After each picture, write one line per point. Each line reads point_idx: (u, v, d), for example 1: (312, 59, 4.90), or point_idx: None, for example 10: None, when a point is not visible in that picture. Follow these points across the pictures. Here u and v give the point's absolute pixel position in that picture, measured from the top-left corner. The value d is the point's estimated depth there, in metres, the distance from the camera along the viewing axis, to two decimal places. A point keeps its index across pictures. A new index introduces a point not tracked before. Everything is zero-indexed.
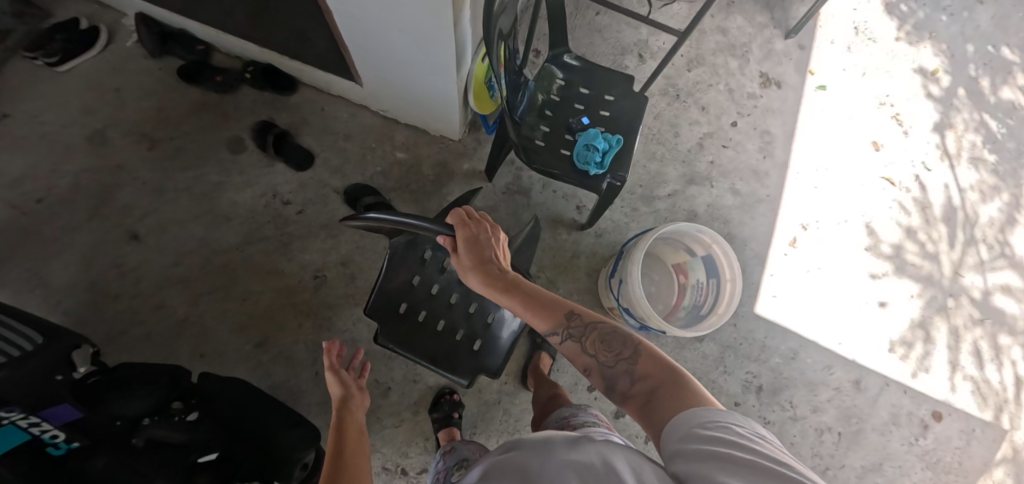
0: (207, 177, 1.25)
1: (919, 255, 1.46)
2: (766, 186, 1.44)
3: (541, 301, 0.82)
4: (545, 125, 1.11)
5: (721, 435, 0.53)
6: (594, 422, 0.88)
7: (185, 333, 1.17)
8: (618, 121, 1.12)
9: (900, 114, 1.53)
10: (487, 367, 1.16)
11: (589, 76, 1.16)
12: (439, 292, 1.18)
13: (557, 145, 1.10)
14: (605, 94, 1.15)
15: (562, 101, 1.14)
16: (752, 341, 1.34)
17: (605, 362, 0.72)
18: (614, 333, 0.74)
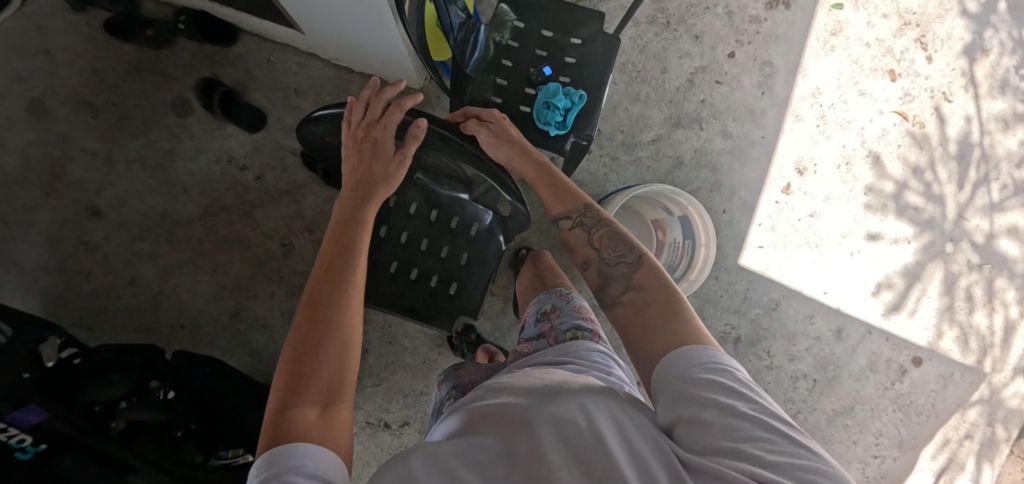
0: (158, 145, 1.20)
1: (923, 197, 1.37)
2: (761, 127, 1.32)
3: (564, 189, 0.91)
4: (502, 78, 0.98)
5: (720, 383, 0.58)
6: (578, 331, 0.85)
7: (163, 305, 1.20)
8: (585, 70, 0.99)
9: (926, 36, 1.37)
10: (468, 309, 1.10)
11: (552, 14, 0.99)
12: (409, 241, 1.08)
13: (515, 101, 0.98)
14: (571, 36, 1.00)
15: (519, 47, 0.99)
16: (734, 293, 1.31)
17: (607, 258, 0.84)
18: (624, 238, 0.85)
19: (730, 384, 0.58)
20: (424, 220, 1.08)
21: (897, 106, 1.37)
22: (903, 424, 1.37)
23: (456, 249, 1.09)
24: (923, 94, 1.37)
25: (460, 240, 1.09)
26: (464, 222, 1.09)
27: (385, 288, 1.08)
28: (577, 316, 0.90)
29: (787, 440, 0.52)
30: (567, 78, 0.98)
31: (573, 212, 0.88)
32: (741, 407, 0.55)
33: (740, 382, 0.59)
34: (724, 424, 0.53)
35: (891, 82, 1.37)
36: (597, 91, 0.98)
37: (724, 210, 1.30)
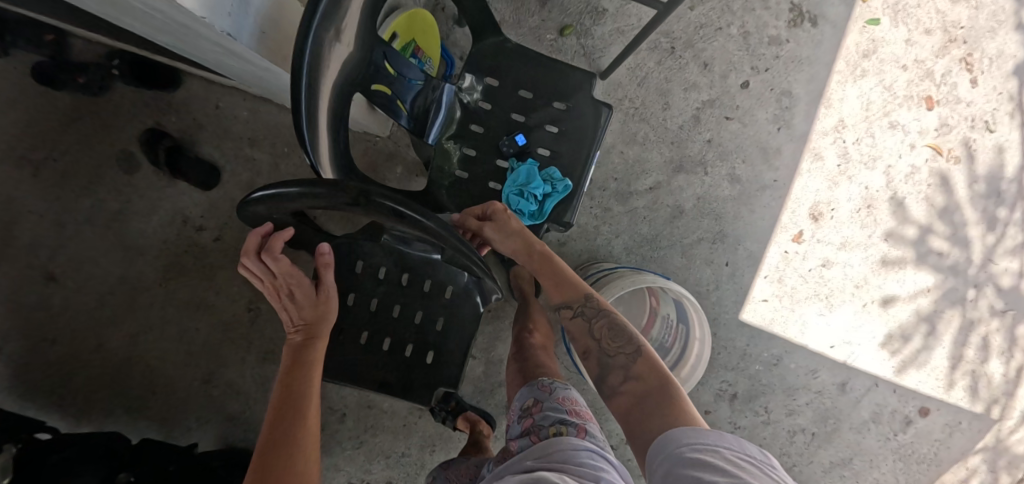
0: (107, 204, 1.10)
1: (947, 241, 1.25)
2: (774, 168, 1.17)
3: (564, 279, 0.80)
4: (469, 149, 0.79)
5: (704, 459, 0.52)
6: (562, 425, 0.73)
7: (130, 372, 1.14)
8: (569, 142, 0.79)
9: (972, 56, 1.21)
10: (447, 381, 0.84)
11: (531, 68, 0.77)
12: (380, 308, 0.84)
13: (483, 177, 0.80)
14: (555, 97, 0.78)
15: (492, 111, 0.78)
16: (733, 349, 1.24)
17: (607, 350, 0.72)
18: (625, 327, 0.75)
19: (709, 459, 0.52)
20: (394, 284, 0.85)
21: (930, 139, 1.22)
22: (902, 473, 1.33)
23: (433, 313, 0.85)
24: (962, 124, 1.22)
25: (437, 303, 0.85)
26: (439, 283, 0.85)
27: (350, 366, 0.82)
28: (563, 408, 0.78)
29: None
30: (546, 150, 0.79)
31: (574, 302, 0.78)
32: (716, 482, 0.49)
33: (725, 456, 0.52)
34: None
35: (928, 111, 1.21)
36: (582, 170, 0.79)
37: (727, 263, 1.19)
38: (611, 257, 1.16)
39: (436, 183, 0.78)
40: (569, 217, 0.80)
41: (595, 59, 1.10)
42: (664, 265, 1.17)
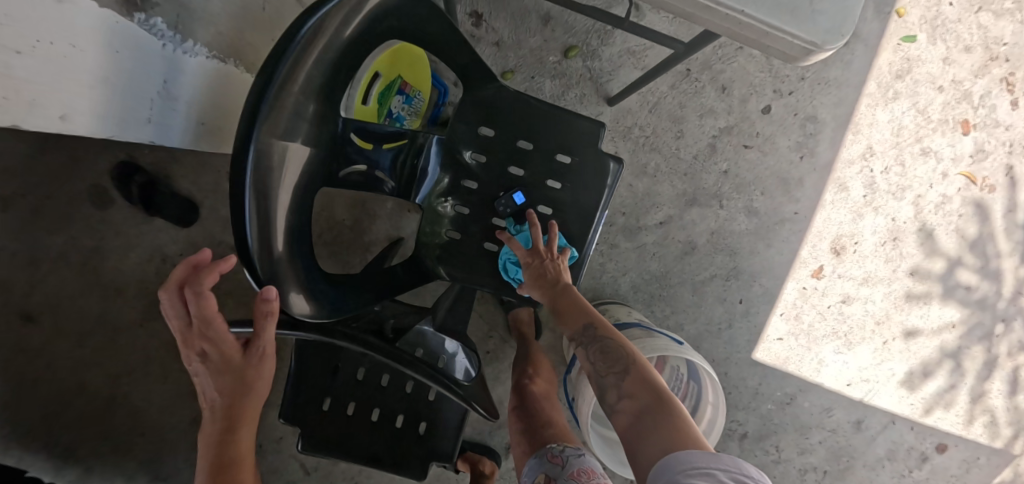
0: (80, 242, 1.02)
1: (977, 275, 1.16)
2: (794, 200, 1.08)
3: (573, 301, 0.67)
4: (461, 207, 0.71)
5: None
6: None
7: (113, 415, 1.08)
8: (574, 199, 0.70)
9: (1015, 76, 1.10)
10: (441, 454, 0.79)
11: (530, 117, 0.67)
12: (368, 376, 0.79)
13: (477, 237, 0.72)
14: (558, 149, 0.69)
15: (487, 164, 0.69)
16: (744, 389, 1.17)
17: (602, 375, 0.63)
18: (620, 345, 0.64)
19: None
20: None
21: (965, 166, 1.12)
22: None
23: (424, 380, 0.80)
24: (1000, 149, 1.12)
25: None
26: None
27: (338, 441, 0.77)
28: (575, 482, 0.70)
29: None
30: (548, 207, 0.71)
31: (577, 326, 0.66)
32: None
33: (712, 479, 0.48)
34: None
35: (964, 135, 1.11)
36: (587, 230, 0.71)
37: (742, 300, 1.12)
38: (617, 295, 1.09)
39: (423, 248, 0.70)
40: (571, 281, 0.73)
41: (604, 83, 0.99)
42: (673, 303, 1.10)
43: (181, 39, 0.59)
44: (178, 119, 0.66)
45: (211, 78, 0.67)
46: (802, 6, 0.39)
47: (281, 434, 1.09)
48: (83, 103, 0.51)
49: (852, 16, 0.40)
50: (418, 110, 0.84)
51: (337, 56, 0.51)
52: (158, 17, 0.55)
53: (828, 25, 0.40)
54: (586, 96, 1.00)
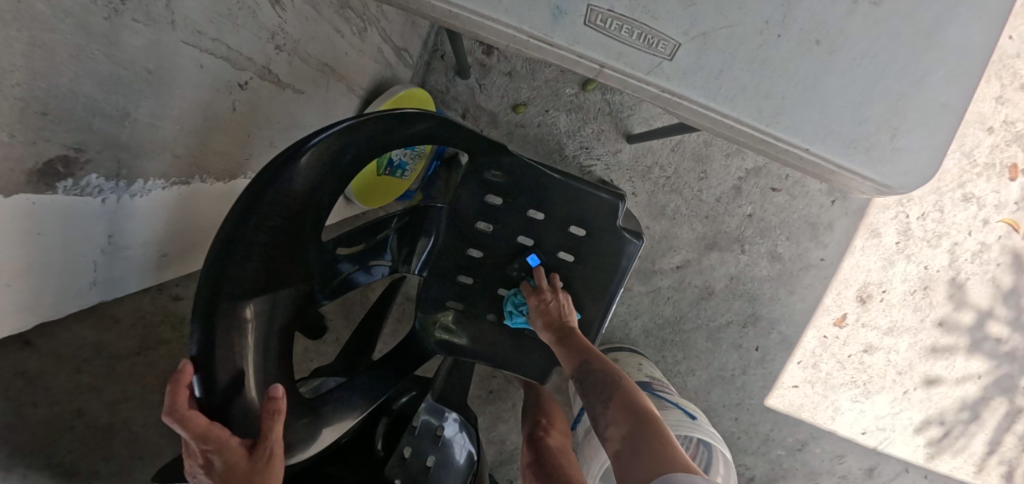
0: None
1: (1008, 327, 1.09)
2: (822, 246, 1.01)
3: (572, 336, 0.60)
4: (464, 278, 0.65)
5: None
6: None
7: None
8: (586, 273, 0.65)
9: None
10: None
11: (545, 188, 0.61)
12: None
13: (481, 310, 0.67)
14: (573, 222, 0.63)
15: (495, 234, 0.64)
16: (754, 434, 1.13)
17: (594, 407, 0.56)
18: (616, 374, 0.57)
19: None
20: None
21: (1008, 213, 1.03)
22: None
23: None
24: None
25: None
26: None
27: None
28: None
29: None
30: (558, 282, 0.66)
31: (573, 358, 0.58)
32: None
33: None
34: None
35: (1011, 181, 1.02)
36: (599, 307, 0.66)
37: (758, 347, 1.06)
38: (627, 339, 1.04)
39: (421, 319, 0.66)
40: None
41: (624, 118, 0.92)
42: (685, 349, 1.05)
43: (125, 184, 0.40)
44: (133, 265, 0.47)
45: (171, 208, 0.47)
46: (879, 144, 0.37)
47: None
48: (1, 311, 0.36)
49: (935, 155, 0.38)
50: (421, 152, 0.76)
51: (338, 168, 0.45)
52: (92, 173, 0.37)
53: (906, 166, 0.38)
54: (605, 132, 0.93)
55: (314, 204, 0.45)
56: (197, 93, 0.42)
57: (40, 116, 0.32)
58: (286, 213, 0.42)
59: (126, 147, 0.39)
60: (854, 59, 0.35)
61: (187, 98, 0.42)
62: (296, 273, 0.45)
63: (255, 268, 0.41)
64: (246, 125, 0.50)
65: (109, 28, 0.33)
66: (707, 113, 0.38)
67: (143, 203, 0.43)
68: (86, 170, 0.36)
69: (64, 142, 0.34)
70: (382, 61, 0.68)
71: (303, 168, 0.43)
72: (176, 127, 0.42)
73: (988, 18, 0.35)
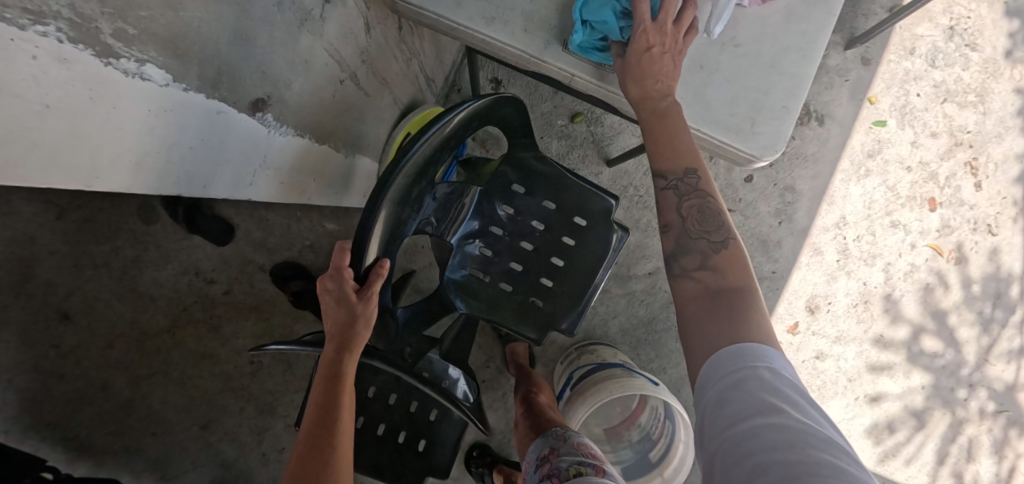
0: (124, 251, 1.15)
1: (942, 341, 1.24)
2: (773, 260, 1.20)
3: (672, 135, 0.57)
4: (485, 252, 0.82)
5: (754, 379, 0.44)
6: (581, 466, 0.76)
7: (134, 412, 1.18)
8: (583, 256, 0.83)
9: (977, 160, 1.21)
10: (436, 469, 0.89)
11: (561, 184, 0.81)
12: (376, 396, 0.90)
13: (495, 277, 0.83)
14: (577, 213, 0.82)
15: (514, 217, 0.82)
16: None
17: (690, 235, 0.57)
18: (719, 215, 0.57)
19: (721, 413, 0.44)
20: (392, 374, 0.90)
21: (931, 239, 1.22)
22: None
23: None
24: (964, 226, 1.22)
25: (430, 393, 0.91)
26: None
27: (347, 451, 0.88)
28: (579, 452, 0.80)
29: (788, 399, 0.43)
30: (560, 260, 0.83)
31: (672, 171, 0.58)
32: (791, 433, 0.40)
33: (716, 392, 0.46)
34: (801, 460, 0.38)
35: (930, 212, 1.21)
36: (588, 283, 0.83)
37: None
38: (606, 337, 1.19)
39: (451, 279, 0.81)
40: (569, 322, 0.83)
41: (605, 146, 1.13)
42: (657, 348, 1.19)
43: (279, 125, 0.54)
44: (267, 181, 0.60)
45: (295, 153, 0.61)
46: (745, 130, 0.57)
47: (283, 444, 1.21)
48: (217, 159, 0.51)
49: (782, 139, 0.57)
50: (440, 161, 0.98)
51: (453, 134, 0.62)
52: (270, 113, 0.52)
53: (765, 143, 0.57)
54: (589, 156, 1.14)
55: (433, 163, 0.63)
56: (325, 78, 0.59)
57: (260, 74, 0.48)
58: (418, 157, 0.58)
59: (287, 104, 0.54)
60: (725, 75, 0.58)
61: (318, 80, 0.57)
62: (405, 204, 0.62)
63: (393, 192, 0.58)
64: (342, 116, 0.67)
65: (298, 32, 0.51)
66: None
67: (287, 141, 0.57)
68: (268, 110, 0.51)
69: (259, 90, 0.49)
70: (417, 83, 0.89)
71: (439, 127, 0.59)
72: (310, 99, 0.58)
73: (810, 59, 0.58)
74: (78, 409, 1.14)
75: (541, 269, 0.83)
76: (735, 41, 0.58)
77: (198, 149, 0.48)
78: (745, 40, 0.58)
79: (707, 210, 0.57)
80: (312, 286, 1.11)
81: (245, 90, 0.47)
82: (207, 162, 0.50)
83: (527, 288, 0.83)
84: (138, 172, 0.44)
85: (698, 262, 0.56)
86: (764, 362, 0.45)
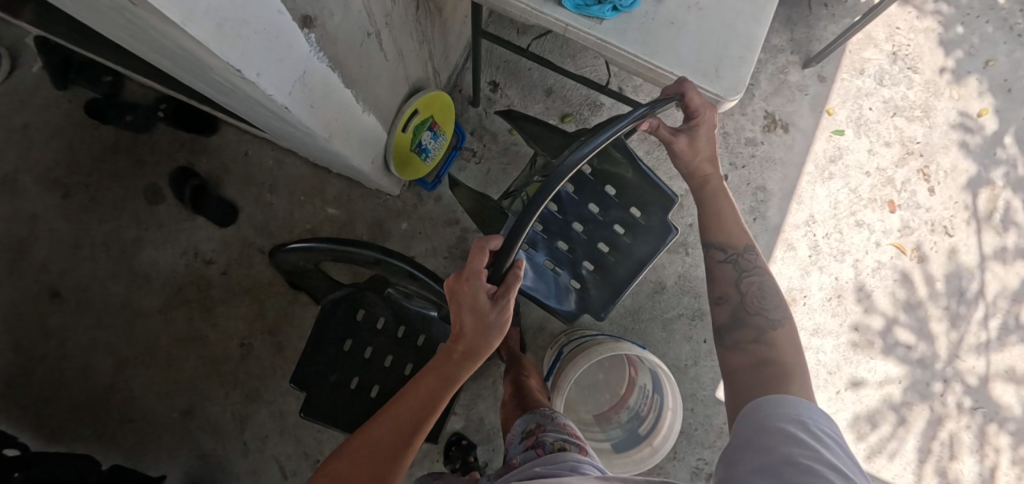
0: (125, 231, 1.19)
1: (912, 334, 1.30)
2: None
3: (720, 221, 0.80)
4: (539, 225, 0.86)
5: (792, 423, 0.56)
6: (566, 442, 0.77)
7: (113, 398, 1.16)
8: (630, 248, 0.86)
9: (928, 167, 1.33)
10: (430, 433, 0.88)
11: (629, 175, 0.84)
12: (374, 357, 0.89)
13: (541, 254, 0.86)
14: (635, 204, 0.85)
15: (574, 194, 0.85)
16: (710, 427, 1.24)
17: (748, 308, 0.75)
18: (772, 292, 0.76)
19: (763, 442, 0.55)
20: (390, 335, 0.90)
21: (894, 238, 1.31)
22: None
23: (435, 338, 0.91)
24: (922, 227, 1.32)
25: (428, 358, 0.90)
26: (434, 341, 0.90)
27: (342, 414, 0.87)
28: (563, 430, 0.82)
29: (817, 441, 0.54)
30: (605, 246, 0.86)
31: (729, 247, 0.79)
32: (808, 459, 0.51)
33: (760, 428, 0.57)
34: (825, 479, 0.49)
35: (890, 213, 1.31)
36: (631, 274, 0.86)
37: (706, 340, 1.25)
38: (595, 325, 1.22)
39: None
40: (602, 306, 0.86)
41: None
42: (645, 337, 1.23)
43: (317, 46, 0.60)
44: (302, 104, 0.63)
45: (326, 82, 0.65)
46: (710, 75, 0.66)
47: (267, 433, 1.18)
48: (274, 59, 0.53)
49: (741, 84, 0.67)
50: (441, 145, 1.09)
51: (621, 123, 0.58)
52: (312, 32, 0.57)
53: (727, 86, 0.66)
54: None
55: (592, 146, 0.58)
56: (355, 23, 0.66)
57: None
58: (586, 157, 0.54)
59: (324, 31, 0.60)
60: (692, 30, 0.67)
61: (352, 24, 0.66)
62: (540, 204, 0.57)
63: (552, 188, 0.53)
64: (362, 65, 0.73)
65: None
66: (621, 53, 0.67)
67: (322, 62, 0.62)
68: (312, 28, 0.57)
69: (308, 9, 0.55)
70: (424, 67, 0.99)
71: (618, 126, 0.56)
72: (341, 35, 0.64)
73: (761, 22, 0.68)
74: (60, 390, 1.15)
75: (588, 252, 0.86)
76: (699, 5, 0.68)
77: (264, 42, 0.50)
78: (707, 5, 0.68)
79: (765, 289, 0.76)
80: None
81: (300, 4, 0.54)
82: (269, 60, 0.52)
83: (569, 267, 0.86)
84: (218, 41, 0.44)
85: (753, 335, 0.72)
86: (799, 413, 0.58)
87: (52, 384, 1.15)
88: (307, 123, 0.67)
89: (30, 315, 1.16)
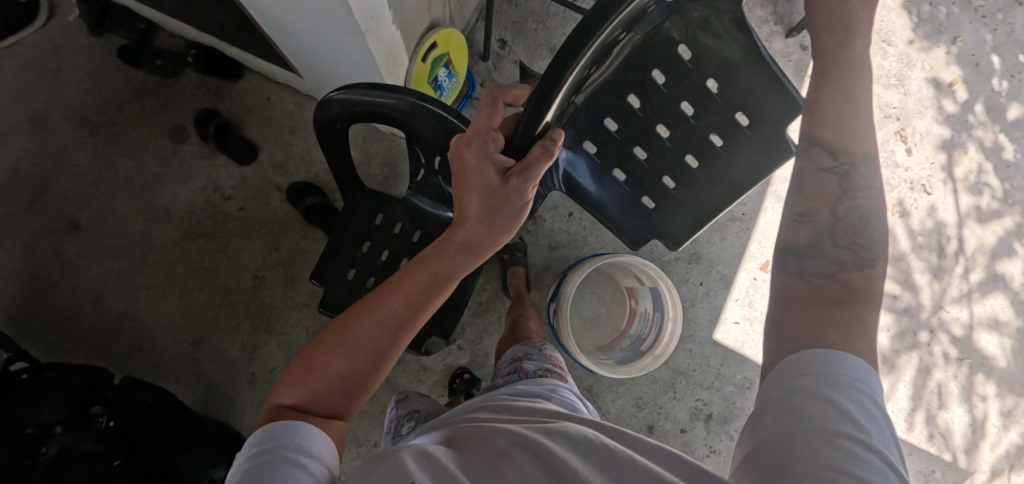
0: (148, 168, 1.24)
1: (897, 284, 1.37)
2: (743, 202, 1.32)
3: (843, 113, 0.57)
4: (615, 125, 0.76)
5: (844, 395, 0.43)
6: (547, 371, 0.79)
7: (124, 327, 1.18)
8: (726, 163, 0.76)
9: (905, 130, 1.43)
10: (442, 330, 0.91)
11: (740, 65, 0.67)
12: (389, 260, 0.93)
13: (614, 160, 0.80)
14: (742, 109, 0.70)
15: (667, 91, 0.71)
16: (707, 368, 1.27)
17: (847, 235, 0.54)
18: (877, 231, 0.54)
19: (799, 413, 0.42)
20: (407, 239, 0.94)
21: None
22: None
23: None
24: (901, 185, 1.41)
25: None
26: None
27: None
28: (548, 361, 0.84)
29: (869, 423, 0.41)
30: (695, 161, 0.77)
31: (842, 151, 0.57)
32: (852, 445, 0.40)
33: (801, 393, 0.44)
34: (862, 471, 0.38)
35: None
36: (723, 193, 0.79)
37: (702, 283, 1.30)
38: None
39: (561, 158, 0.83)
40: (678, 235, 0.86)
41: None
42: None
43: None
44: None
45: None
46: None
47: (274, 364, 1.20)
48: None
49: None
50: (454, 87, 1.17)
51: None
52: None
53: None
54: None
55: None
56: None
57: None
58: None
59: None
60: None
61: None
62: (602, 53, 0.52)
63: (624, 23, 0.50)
64: None
65: None
66: None
67: None
68: None
69: None
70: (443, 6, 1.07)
71: None
72: None
73: None
74: (73, 317, 1.17)
75: (668, 167, 0.79)
76: None
77: None
78: None
79: (869, 220, 0.55)
80: (325, 200, 1.21)
81: None
82: None
83: (645, 184, 0.82)
84: None
85: (826, 270, 0.54)
86: (853, 382, 0.44)
87: (64, 311, 1.17)
88: (352, 9, 0.73)
89: (48, 245, 1.19)
